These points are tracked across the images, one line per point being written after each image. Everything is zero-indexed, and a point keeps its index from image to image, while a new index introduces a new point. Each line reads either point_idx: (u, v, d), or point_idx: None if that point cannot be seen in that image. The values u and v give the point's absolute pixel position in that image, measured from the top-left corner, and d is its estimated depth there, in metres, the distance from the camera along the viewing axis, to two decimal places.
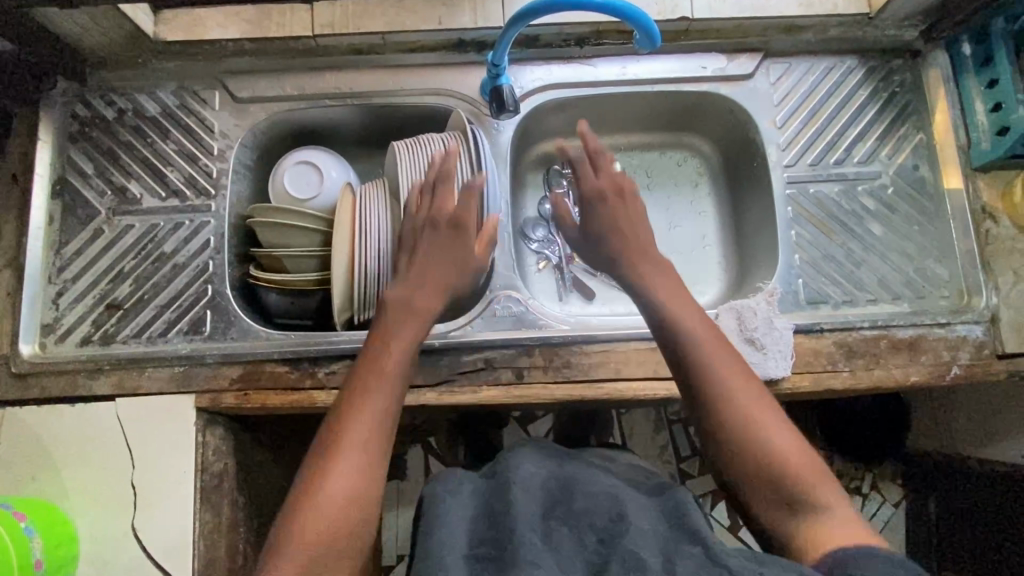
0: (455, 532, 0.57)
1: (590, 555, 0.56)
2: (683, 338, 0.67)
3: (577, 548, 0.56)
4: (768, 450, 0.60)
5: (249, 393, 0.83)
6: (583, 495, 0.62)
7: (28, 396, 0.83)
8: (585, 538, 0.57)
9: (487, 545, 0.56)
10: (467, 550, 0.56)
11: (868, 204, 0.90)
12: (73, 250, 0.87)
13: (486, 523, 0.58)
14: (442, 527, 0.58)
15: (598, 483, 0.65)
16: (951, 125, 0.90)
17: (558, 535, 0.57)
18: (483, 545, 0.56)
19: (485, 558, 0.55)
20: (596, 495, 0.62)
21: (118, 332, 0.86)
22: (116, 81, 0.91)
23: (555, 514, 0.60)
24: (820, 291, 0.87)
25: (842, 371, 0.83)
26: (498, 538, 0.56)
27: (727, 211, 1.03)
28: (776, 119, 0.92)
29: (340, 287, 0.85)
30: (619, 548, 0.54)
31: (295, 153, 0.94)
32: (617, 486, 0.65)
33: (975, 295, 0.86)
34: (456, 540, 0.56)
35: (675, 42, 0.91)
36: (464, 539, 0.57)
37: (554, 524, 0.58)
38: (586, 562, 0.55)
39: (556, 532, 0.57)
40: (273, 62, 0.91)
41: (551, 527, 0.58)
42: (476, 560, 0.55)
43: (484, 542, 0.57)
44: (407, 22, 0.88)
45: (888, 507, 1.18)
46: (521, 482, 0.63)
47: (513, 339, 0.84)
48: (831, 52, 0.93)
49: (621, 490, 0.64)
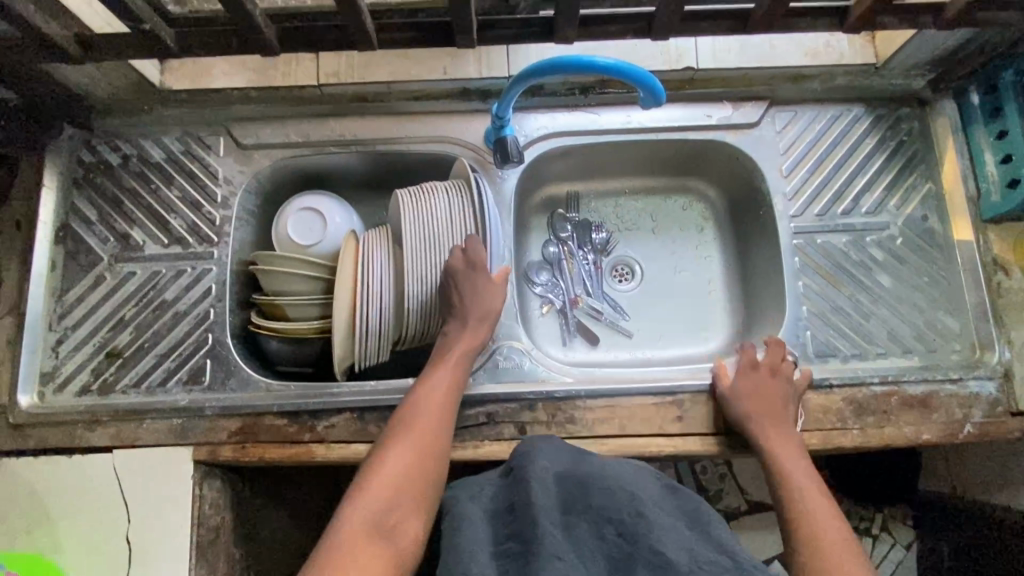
0: (478, 534, 0.60)
1: (611, 549, 0.59)
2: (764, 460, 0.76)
3: (597, 543, 0.59)
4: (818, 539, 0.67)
5: (248, 447, 0.82)
6: (599, 489, 0.63)
7: (25, 447, 0.82)
8: (605, 531, 0.60)
9: (510, 543, 0.59)
10: (495, 546, 0.59)
11: (876, 254, 0.89)
12: (74, 297, 0.87)
13: (506, 519, 0.61)
14: (464, 530, 0.60)
15: (611, 475, 0.64)
16: (960, 175, 0.89)
17: (578, 530, 0.60)
18: (510, 540, 0.59)
19: (513, 553, 0.58)
20: (612, 487, 0.63)
21: (117, 381, 0.85)
22: (121, 128, 0.92)
23: (575, 508, 0.62)
24: (828, 344, 0.86)
25: (852, 429, 0.81)
26: (521, 532, 0.59)
27: (733, 258, 1.01)
28: (782, 168, 0.91)
29: (341, 338, 0.84)
30: (643, 548, 0.57)
31: (300, 198, 0.93)
32: (626, 478, 0.65)
33: (988, 350, 0.85)
34: (479, 544, 0.58)
35: (681, 91, 0.91)
36: (486, 541, 0.59)
37: (575, 522, 0.60)
38: (608, 556, 0.59)
39: (578, 528, 0.60)
40: (278, 109, 0.91)
41: (571, 520, 0.61)
42: (505, 556, 0.58)
43: (508, 536, 0.59)
44: (412, 72, 0.88)
45: (900, 549, 1.12)
46: (537, 476, 0.62)
47: (516, 392, 0.82)
48: (837, 101, 0.93)
49: (636, 483, 0.64)
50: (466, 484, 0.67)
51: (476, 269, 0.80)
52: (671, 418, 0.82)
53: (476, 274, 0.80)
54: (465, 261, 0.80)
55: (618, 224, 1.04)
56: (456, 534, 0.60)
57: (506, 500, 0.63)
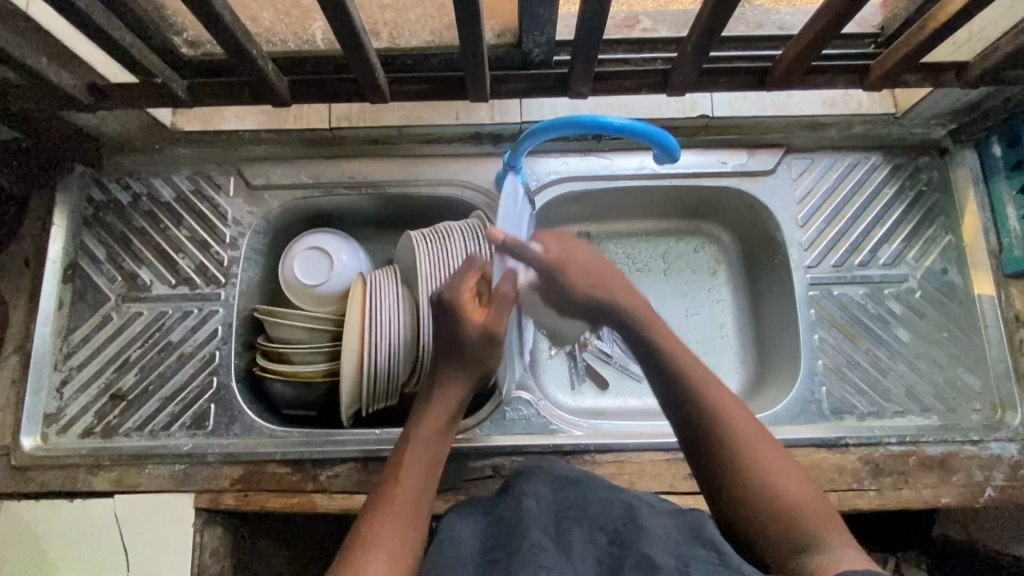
0: (463, 546, 0.55)
1: (602, 553, 0.54)
2: (692, 399, 0.65)
3: (588, 546, 0.54)
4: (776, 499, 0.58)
5: (250, 495, 0.81)
6: (596, 499, 0.59)
7: (26, 490, 0.82)
8: (597, 537, 0.55)
9: (497, 552, 0.54)
10: (479, 556, 0.55)
11: (894, 308, 0.87)
12: (79, 336, 0.87)
13: (496, 531, 0.57)
14: (451, 543, 0.56)
15: (615, 491, 0.61)
16: (981, 228, 0.87)
17: (571, 534, 0.55)
18: (497, 549, 0.55)
19: (499, 563, 0.53)
20: (608, 499, 0.59)
21: (121, 424, 0.84)
22: (131, 165, 0.91)
23: (569, 515, 0.57)
24: (845, 401, 0.84)
25: (867, 490, 0.79)
26: (508, 542, 0.54)
27: (746, 305, 0.98)
28: (798, 217, 0.90)
29: (347, 383, 0.82)
30: (632, 552, 0.52)
31: (306, 237, 0.90)
32: (625, 492, 0.62)
33: (1009, 411, 0.83)
34: (464, 554, 0.54)
35: (695, 137, 0.90)
36: (471, 551, 0.55)
37: (568, 525, 0.56)
38: (597, 560, 0.53)
39: (571, 531, 0.55)
40: (289, 150, 0.91)
41: (565, 524, 0.56)
42: (487, 563, 0.53)
43: (495, 546, 0.55)
44: (423, 116, 0.88)
45: None
46: (533, 494, 0.60)
47: (524, 446, 0.81)
48: (855, 148, 0.91)
49: (634, 498, 0.61)
50: (467, 505, 0.63)
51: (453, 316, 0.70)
52: (682, 475, 0.80)
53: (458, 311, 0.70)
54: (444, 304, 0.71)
55: (630, 265, 1.00)
56: (440, 546, 0.56)
57: (500, 514, 0.59)
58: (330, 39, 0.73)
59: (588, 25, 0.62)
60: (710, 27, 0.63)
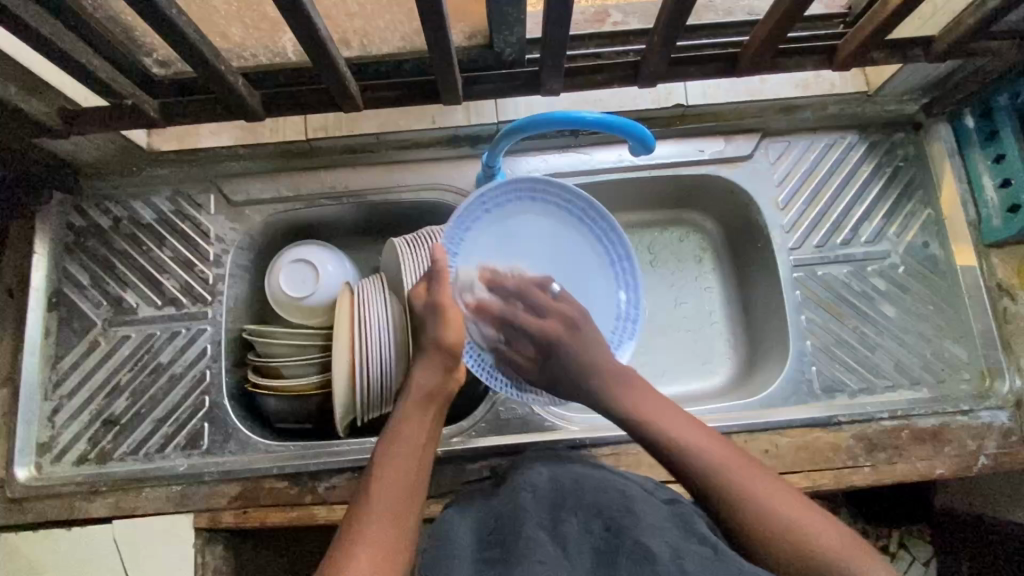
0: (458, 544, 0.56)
1: (597, 542, 0.55)
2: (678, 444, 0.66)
3: (584, 535, 0.55)
4: (768, 520, 0.59)
5: (249, 512, 0.81)
6: (592, 487, 0.61)
7: (24, 521, 0.82)
8: (592, 525, 0.56)
9: (493, 550, 0.55)
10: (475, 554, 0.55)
11: (879, 284, 0.88)
12: (69, 363, 0.86)
13: (493, 526, 0.58)
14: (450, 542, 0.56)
15: (608, 480, 0.62)
16: (959, 198, 0.88)
17: (566, 526, 0.56)
18: (492, 548, 0.55)
19: (494, 562, 0.53)
20: (605, 487, 0.60)
21: (115, 449, 0.84)
22: (109, 188, 0.90)
23: (564, 505, 0.59)
24: (835, 379, 0.85)
25: (863, 467, 0.80)
26: (505, 539, 0.55)
27: (733, 292, 0.99)
28: (779, 200, 0.90)
29: (341, 395, 0.81)
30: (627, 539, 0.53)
31: (289, 251, 0.89)
32: (616, 479, 0.63)
33: (998, 379, 0.84)
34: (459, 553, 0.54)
35: (671, 127, 0.89)
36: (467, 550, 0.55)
37: (564, 517, 0.57)
38: (593, 549, 0.54)
39: (566, 522, 0.56)
40: (267, 163, 0.91)
41: (560, 516, 0.57)
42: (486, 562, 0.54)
43: (491, 544, 0.56)
44: (401, 123, 0.89)
45: (918, 567, 1.02)
46: (528, 486, 0.61)
47: (520, 445, 0.81)
48: (831, 128, 0.91)
49: (629, 486, 0.62)
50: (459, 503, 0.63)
51: (439, 314, 0.71)
52: None
53: (433, 315, 0.71)
54: (424, 308, 0.72)
55: None
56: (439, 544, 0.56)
57: (497, 509, 0.60)
58: (301, 51, 0.72)
59: (555, 23, 0.62)
60: (675, 17, 0.64)
